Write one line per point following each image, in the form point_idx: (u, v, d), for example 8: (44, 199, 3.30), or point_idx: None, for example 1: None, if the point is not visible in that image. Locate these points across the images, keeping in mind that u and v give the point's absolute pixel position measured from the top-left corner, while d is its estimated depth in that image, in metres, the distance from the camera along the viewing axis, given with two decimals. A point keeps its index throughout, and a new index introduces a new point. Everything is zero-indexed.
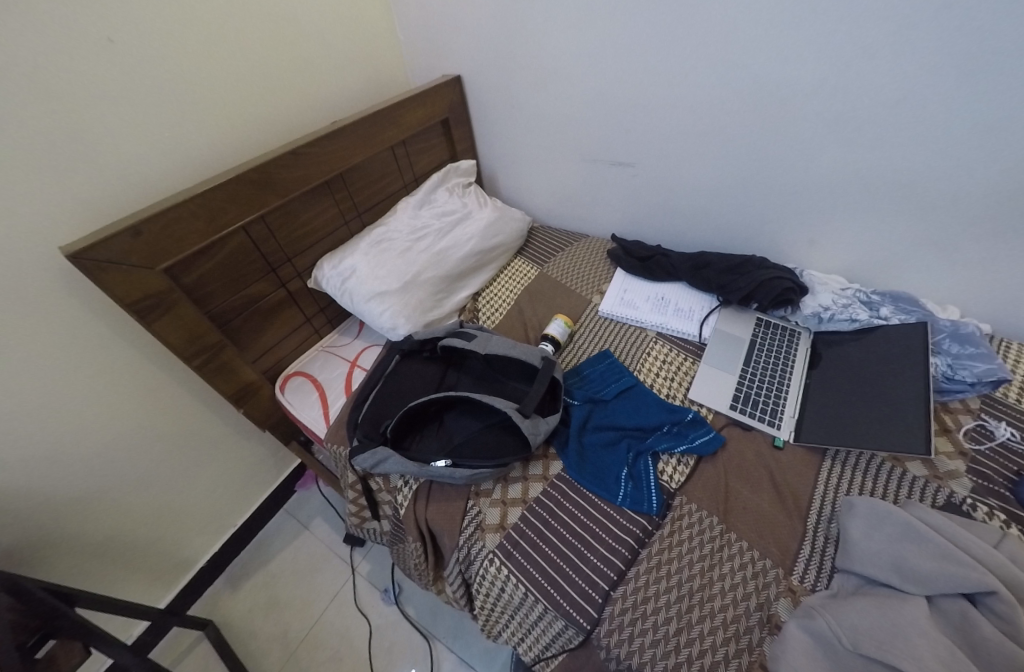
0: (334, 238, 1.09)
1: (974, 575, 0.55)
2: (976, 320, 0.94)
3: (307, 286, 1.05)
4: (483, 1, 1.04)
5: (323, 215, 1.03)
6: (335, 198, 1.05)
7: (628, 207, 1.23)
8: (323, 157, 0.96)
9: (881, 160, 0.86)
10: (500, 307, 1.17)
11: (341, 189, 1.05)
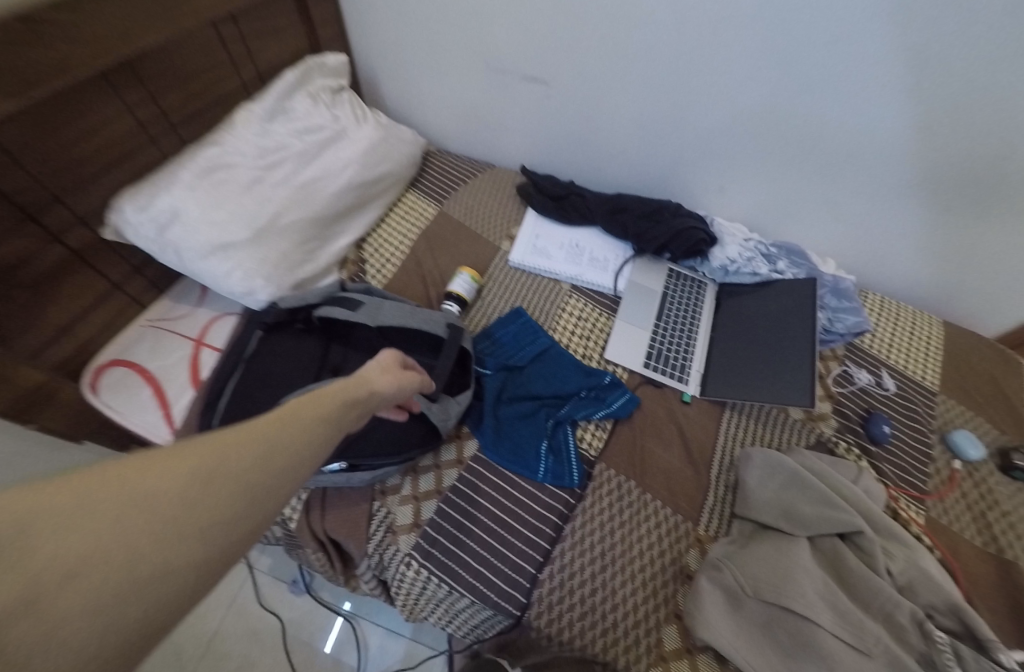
0: (139, 164, 0.76)
1: (846, 517, 0.63)
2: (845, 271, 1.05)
3: (105, 240, 0.74)
4: None
5: (112, 131, 0.70)
6: (128, 102, 0.71)
7: (537, 136, 1.08)
8: (88, 29, 0.62)
9: (794, 108, 0.83)
10: (393, 256, 0.99)
11: (136, 87, 0.71)
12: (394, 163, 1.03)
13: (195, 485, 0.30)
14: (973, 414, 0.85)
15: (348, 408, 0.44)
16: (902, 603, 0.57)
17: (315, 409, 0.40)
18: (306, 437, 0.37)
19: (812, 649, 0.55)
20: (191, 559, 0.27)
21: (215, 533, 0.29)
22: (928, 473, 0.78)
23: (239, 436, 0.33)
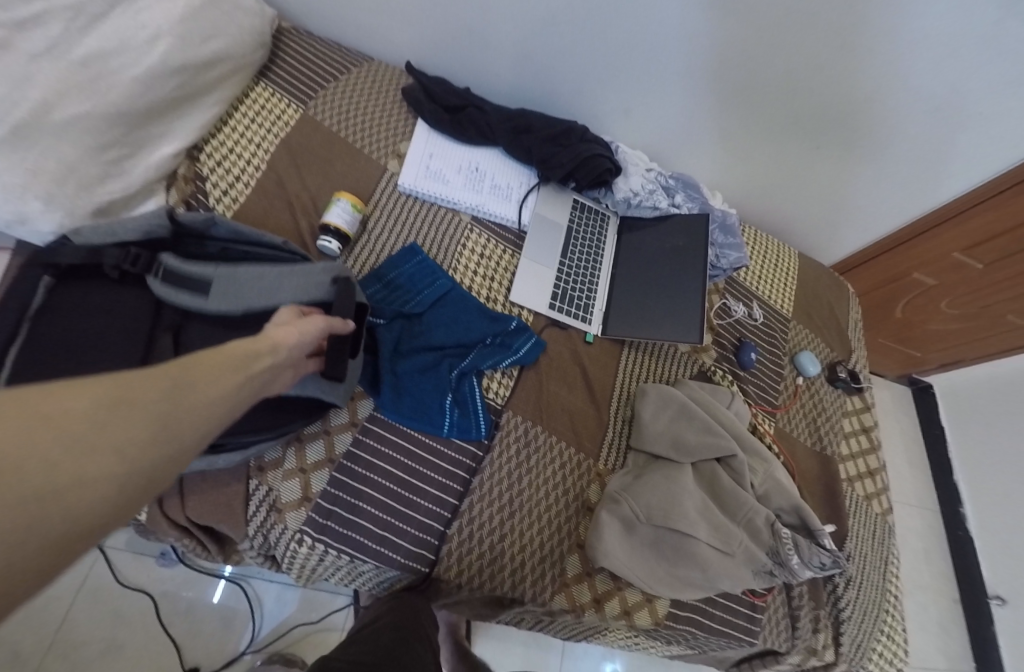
0: None
1: (724, 444, 0.70)
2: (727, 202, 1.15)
3: None
4: None
5: None
6: None
7: (423, 23, 0.89)
8: None
9: (705, 24, 0.81)
10: (243, 174, 0.76)
11: None
12: (232, 41, 0.76)
13: (102, 406, 0.26)
14: (810, 336, 1.02)
15: (251, 358, 0.41)
16: (759, 509, 0.67)
17: (214, 361, 0.37)
18: (213, 381, 0.35)
19: (690, 560, 0.64)
20: (106, 479, 0.25)
21: (131, 458, 0.26)
22: (779, 390, 0.92)
23: (142, 373, 0.30)
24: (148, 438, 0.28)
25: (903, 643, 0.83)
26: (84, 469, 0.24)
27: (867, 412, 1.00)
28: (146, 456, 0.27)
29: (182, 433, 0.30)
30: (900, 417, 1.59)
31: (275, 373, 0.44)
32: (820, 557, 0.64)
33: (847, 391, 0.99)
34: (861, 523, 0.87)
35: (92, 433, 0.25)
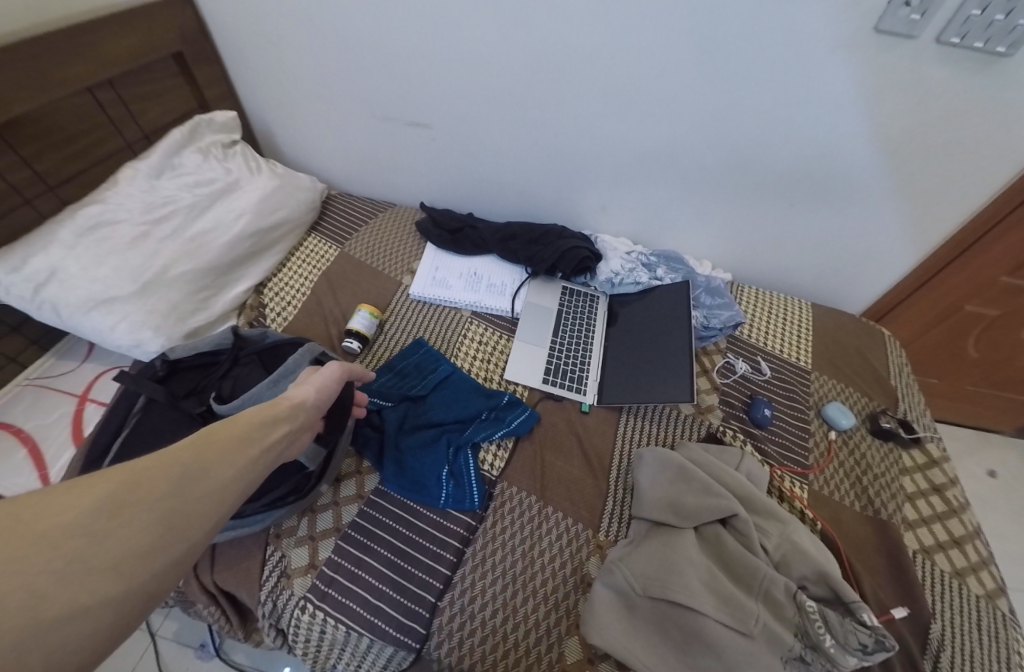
0: (14, 226, 0.75)
1: (723, 502, 0.65)
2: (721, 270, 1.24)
3: None
4: None
5: None
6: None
7: (432, 174, 1.17)
8: None
9: (650, 131, 1.00)
10: (292, 300, 0.98)
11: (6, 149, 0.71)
12: (292, 210, 1.04)
13: (102, 517, 0.33)
14: (840, 388, 0.95)
15: (270, 426, 0.49)
16: (776, 578, 0.59)
17: (234, 431, 0.45)
18: (229, 459, 0.42)
19: (698, 641, 0.57)
20: (109, 594, 0.30)
21: (131, 567, 0.32)
22: (809, 448, 0.85)
23: (150, 469, 0.36)
24: (149, 544, 0.34)
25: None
26: (86, 590, 0.30)
27: (936, 467, 0.87)
28: (150, 560, 0.33)
29: (193, 528, 0.37)
30: None
31: (295, 435, 0.52)
32: (858, 635, 0.53)
33: (900, 445, 0.89)
34: (954, 608, 0.71)
35: (93, 547, 0.31)
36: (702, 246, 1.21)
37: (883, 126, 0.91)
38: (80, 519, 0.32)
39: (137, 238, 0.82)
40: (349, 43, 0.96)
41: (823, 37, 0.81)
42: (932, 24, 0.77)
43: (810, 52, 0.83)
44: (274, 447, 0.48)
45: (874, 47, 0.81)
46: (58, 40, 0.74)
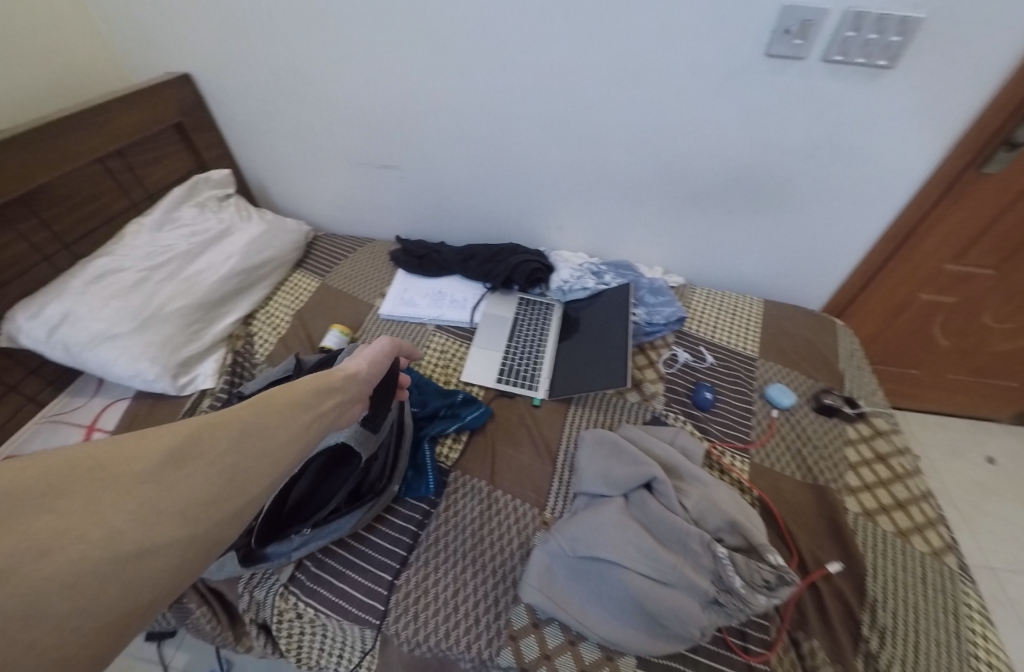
0: (34, 280, 0.90)
1: (643, 468, 0.72)
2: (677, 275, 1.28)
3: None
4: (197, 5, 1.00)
5: (12, 252, 0.86)
6: (22, 228, 0.87)
7: (405, 209, 1.30)
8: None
9: (591, 157, 1.08)
10: (275, 327, 1.10)
11: (29, 217, 0.87)
12: (277, 251, 1.19)
13: (170, 466, 0.38)
14: (785, 371, 0.99)
15: (322, 396, 0.54)
16: (691, 531, 0.65)
17: (289, 399, 0.50)
18: (283, 424, 0.47)
19: (623, 594, 0.63)
20: (175, 537, 0.35)
21: (198, 514, 0.37)
22: (751, 424, 0.89)
23: (217, 431, 0.42)
24: (212, 493, 0.39)
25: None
26: (156, 532, 0.35)
27: (882, 437, 0.90)
28: (210, 513, 0.38)
29: (249, 484, 0.41)
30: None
31: (344, 407, 0.58)
32: (762, 573, 0.60)
33: (845, 419, 0.92)
34: (896, 565, 0.73)
35: (161, 494, 0.36)
36: (656, 255, 1.25)
37: (798, 136, 0.97)
38: (150, 467, 0.37)
39: (136, 283, 0.96)
40: (322, 105, 1.12)
41: (723, 64, 0.89)
42: (816, 48, 0.85)
43: (709, 77, 0.92)
44: (326, 415, 0.53)
45: (767, 70, 0.89)
46: (70, 122, 0.91)
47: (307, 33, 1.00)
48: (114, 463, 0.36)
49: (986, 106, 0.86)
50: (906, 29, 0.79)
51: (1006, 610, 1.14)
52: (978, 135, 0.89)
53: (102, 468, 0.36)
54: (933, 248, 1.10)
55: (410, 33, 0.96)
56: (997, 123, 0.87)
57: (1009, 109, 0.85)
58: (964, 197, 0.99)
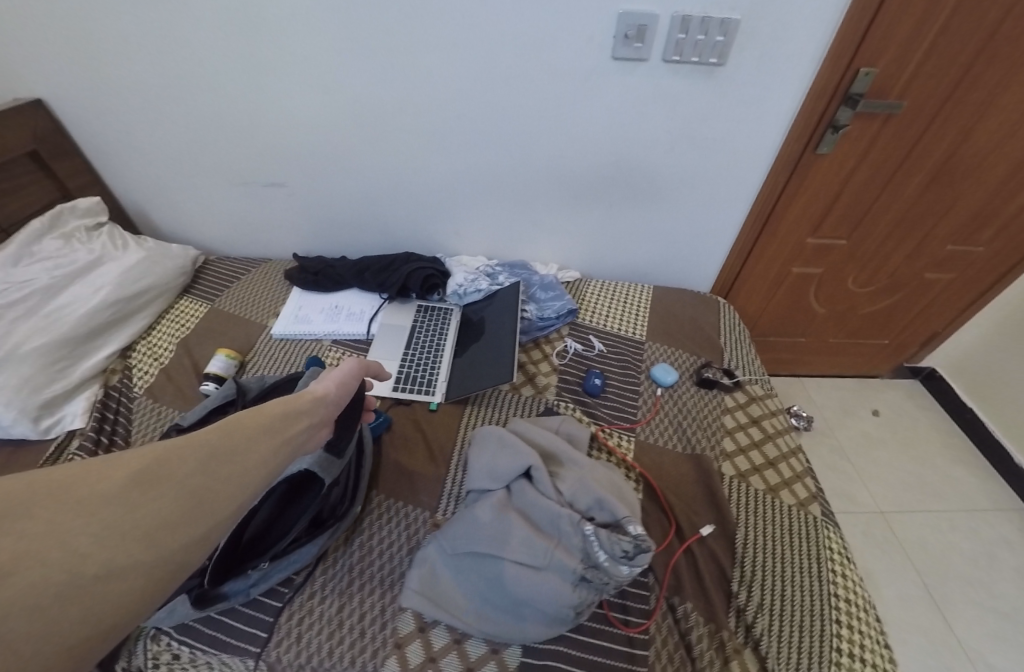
0: None
1: (522, 457, 0.74)
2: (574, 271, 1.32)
3: None
4: (34, 23, 0.93)
5: None
6: None
7: (299, 226, 1.26)
8: None
9: (475, 161, 1.11)
10: (158, 358, 1.04)
11: None
12: (159, 278, 1.12)
13: (137, 488, 0.36)
14: (671, 351, 1.05)
15: (291, 418, 0.52)
16: (562, 512, 0.67)
17: (256, 421, 0.48)
18: (256, 445, 0.45)
19: (499, 585, 0.64)
20: (141, 562, 0.33)
21: (164, 537, 0.35)
22: (638, 404, 0.94)
23: (187, 452, 0.40)
24: (179, 515, 0.37)
25: (886, 653, 0.67)
26: (120, 556, 0.33)
27: (756, 403, 0.97)
28: (179, 535, 0.36)
29: (218, 505, 0.39)
30: (924, 417, 1.60)
31: (314, 430, 0.55)
32: (620, 545, 0.63)
33: (724, 390, 0.98)
34: (765, 520, 0.78)
35: (129, 514, 0.34)
36: (551, 250, 1.29)
37: (657, 131, 1.04)
38: (116, 488, 0.35)
39: None
40: (197, 124, 1.08)
41: (575, 65, 0.94)
42: (655, 49, 0.92)
43: (567, 80, 0.97)
44: (296, 438, 0.51)
45: (617, 71, 0.95)
46: None
47: (163, 49, 0.96)
48: (69, 486, 0.33)
49: (808, 92, 0.97)
50: (727, 29, 0.88)
51: (894, 548, 1.27)
52: (806, 120, 1.01)
53: (61, 490, 0.33)
54: (793, 230, 1.24)
55: (271, 46, 0.94)
56: (819, 110, 1.00)
57: (826, 95, 0.98)
58: (808, 176, 1.12)
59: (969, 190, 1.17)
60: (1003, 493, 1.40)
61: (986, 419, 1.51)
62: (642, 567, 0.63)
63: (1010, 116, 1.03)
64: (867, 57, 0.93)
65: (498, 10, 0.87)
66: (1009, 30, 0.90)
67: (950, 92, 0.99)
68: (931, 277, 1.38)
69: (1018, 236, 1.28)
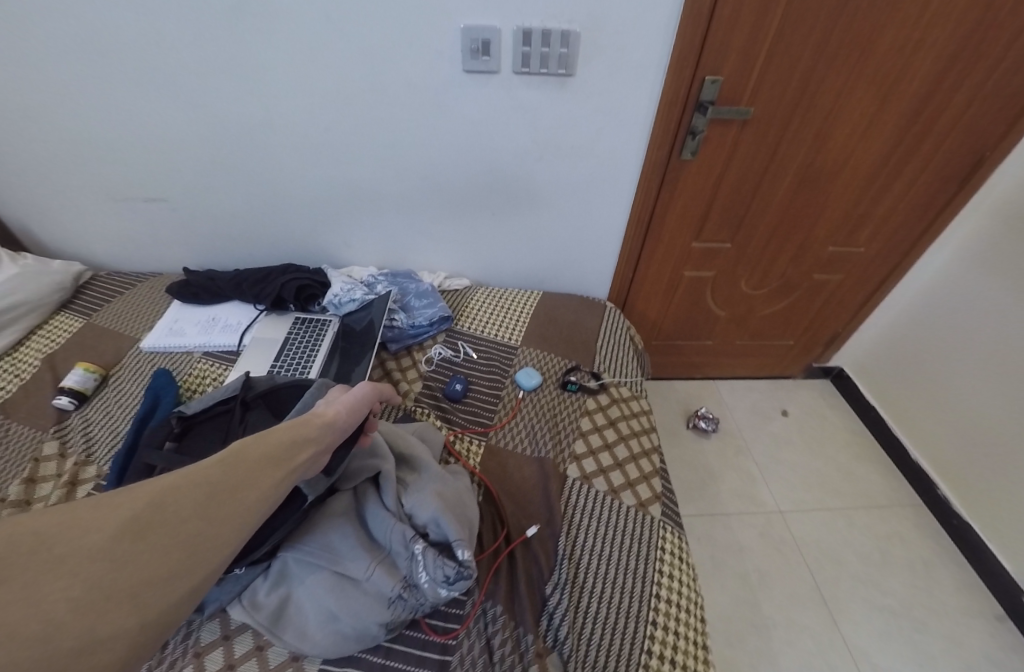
0: None
1: (378, 462, 0.73)
2: (460, 277, 1.34)
3: None
4: None
5: None
6: None
7: (189, 240, 1.26)
8: None
9: (352, 175, 1.12)
10: (20, 374, 1.01)
11: None
12: (33, 295, 1.10)
13: (124, 541, 0.37)
14: (542, 355, 1.06)
15: (295, 448, 0.54)
16: (398, 527, 0.68)
17: (261, 450, 0.50)
18: (250, 483, 0.46)
19: (314, 594, 0.64)
20: (124, 625, 0.34)
21: (149, 595, 0.36)
22: (496, 409, 0.94)
23: (182, 497, 0.41)
24: (165, 569, 0.37)
25: (696, 652, 0.68)
26: (103, 623, 0.33)
27: (620, 404, 0.99)
28: (170, 589, 0.37)
29: (210, 555, 0.40)
30: (828, 418, 1.70)
31: (316, 459, 0.56)
32: (443, 569, 0.63)
33: (587, 393, 0.99)
34: (598, 520, 0.78)
35: (111, 573, 0.35)
36: (440, 259, 1.31)
37: (526, 139, 1.07)
38: (101, 543, 0.36)
39: None
40: (75, 145, 1.07)
41: (433, 79, 0.96)
42: (506, 61, 0.94)
43: (426, 94, 0.99)
44: (301, 467, 0.52)
45: (472, 83, 0.97)
46: None
47: (22, 70, 0.94)
48: (54, 548, 0.35)
49: (660, 101, 1.00)
50: (568, 41, 0.91)
51: (790, 547, 1.33)
52: (664, 128, 1.04)
53: (48, 545, 0.35)
54: (677, 235, 1.28)
55: (131, 66, 0.94)
56: (676, 115, 1.02)
57: (678, 104, 1.00)
58: (680, 182, 1.16)
59: (837, 193, 1.23)
60: (904, 491, 1.50)
61: (886, 414, 1.62)
62: (461, 592, 0.64)
63: (859, 122, 1.09)
64: (711, 65, 0.96)
65: (346, 27, 0.89)
66: (841, 41, 0.95)
67: (795, 102, 1.04)
68: (820, 277, 1.46)
69: (894, 237, 1.35)
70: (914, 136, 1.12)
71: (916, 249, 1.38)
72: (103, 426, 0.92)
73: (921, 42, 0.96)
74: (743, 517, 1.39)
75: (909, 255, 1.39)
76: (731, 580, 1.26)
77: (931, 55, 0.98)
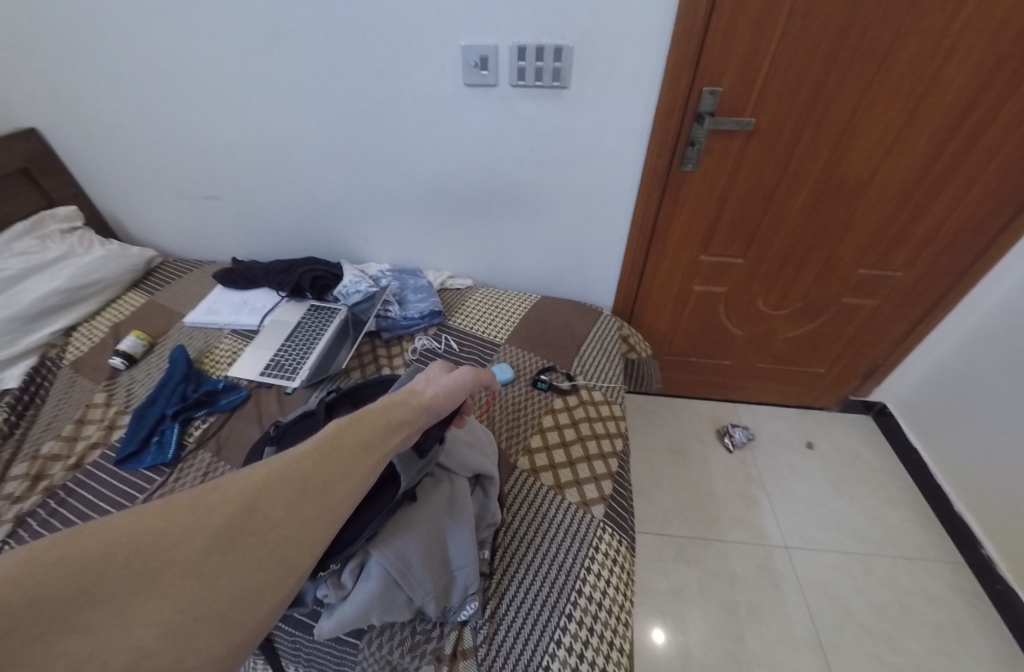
0: None
1: (489, 469, 0.77)
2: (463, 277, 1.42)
3: None
4: (30, 66, 1.15)
5: None
6: None
7: (237, 232, 1.46)
8: None
9: (368, 179, 1.25)
10: (93, 337, 1.22)
11: None
12: (111, 273, 1.33)
13: (215, 550, 0.37)
14: (521, 353, 1.09)
15: (391, 430, 0.52)
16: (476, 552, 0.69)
17: (356, 438, 0.49)
18: (344, 479, 0.45)
19: (372, 591, 0.62)
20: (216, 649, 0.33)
21: (235, 619, 0.35)
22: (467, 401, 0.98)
23: (271, 499, 0.41)
24: (252, 588, 0.37)
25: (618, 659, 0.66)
26: (189, 652, 0.32)
27: (590, 406, 0.99)
28: (263, 601, 0.37)
29: (301, 559, 0.40)
30: (859, 454, 1.55)
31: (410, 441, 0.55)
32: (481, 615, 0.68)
33: (558, 392, 1.01)
34: (537, 513, 0.80)
35: (204, 589, 0.35)
36: (446, 260, 1.40)
37: (522, 148, 1.13)
38: (192, 558, 0.36)
39: None
40: (158, 151, 1.28)
41: (438, 91, 1.05)
42: (504, 75, 1.01)
43: (432, 108, 1.08)
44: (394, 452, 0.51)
45: (472, 96, 1.05)
46: None
47: (121, 88, 1.16)
48: (149, 556, 0.35)
49: (656, 112, 1.01)
50: (561, 55, 0.96)
51: (790, 583, 1.23)
52: (662, 137, 1.04)
53: (144, 555, 0.34)
54: (680, 247, 1.27)
55: (197, 84, 1.12)
56: (675, 128, 1.03)
57: (676, 114, 1.01)
58: (682, 192, 1.15)
59: (863, 210, 1.14)
60: (944, 545, 1.31)
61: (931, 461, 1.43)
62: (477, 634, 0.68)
63: (885, 136, 1.02)
64: (708, 77, 0.96)
65: (360, 50, 1.01)
66: (850, 51, 0.91)
67: (806, 112, 0.99)
68: (852, 301, 1.35)
69: (938, 261, 1.22)
70: (958, 147, 1.01)
71: (972, 274, 1.22)
72: (142, 382, 1.10)
73: (954, 48, 0.88)
74: (740, 546, 1.31)
75: (961, 281, 1.24)
76: (717, 609, 1.18)
77: (970, 62, 0.89)
